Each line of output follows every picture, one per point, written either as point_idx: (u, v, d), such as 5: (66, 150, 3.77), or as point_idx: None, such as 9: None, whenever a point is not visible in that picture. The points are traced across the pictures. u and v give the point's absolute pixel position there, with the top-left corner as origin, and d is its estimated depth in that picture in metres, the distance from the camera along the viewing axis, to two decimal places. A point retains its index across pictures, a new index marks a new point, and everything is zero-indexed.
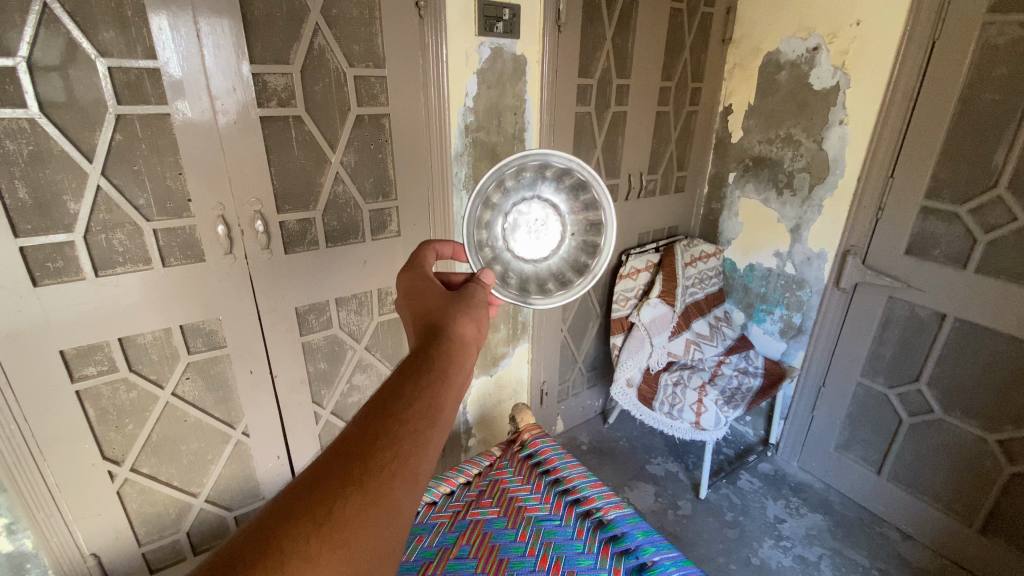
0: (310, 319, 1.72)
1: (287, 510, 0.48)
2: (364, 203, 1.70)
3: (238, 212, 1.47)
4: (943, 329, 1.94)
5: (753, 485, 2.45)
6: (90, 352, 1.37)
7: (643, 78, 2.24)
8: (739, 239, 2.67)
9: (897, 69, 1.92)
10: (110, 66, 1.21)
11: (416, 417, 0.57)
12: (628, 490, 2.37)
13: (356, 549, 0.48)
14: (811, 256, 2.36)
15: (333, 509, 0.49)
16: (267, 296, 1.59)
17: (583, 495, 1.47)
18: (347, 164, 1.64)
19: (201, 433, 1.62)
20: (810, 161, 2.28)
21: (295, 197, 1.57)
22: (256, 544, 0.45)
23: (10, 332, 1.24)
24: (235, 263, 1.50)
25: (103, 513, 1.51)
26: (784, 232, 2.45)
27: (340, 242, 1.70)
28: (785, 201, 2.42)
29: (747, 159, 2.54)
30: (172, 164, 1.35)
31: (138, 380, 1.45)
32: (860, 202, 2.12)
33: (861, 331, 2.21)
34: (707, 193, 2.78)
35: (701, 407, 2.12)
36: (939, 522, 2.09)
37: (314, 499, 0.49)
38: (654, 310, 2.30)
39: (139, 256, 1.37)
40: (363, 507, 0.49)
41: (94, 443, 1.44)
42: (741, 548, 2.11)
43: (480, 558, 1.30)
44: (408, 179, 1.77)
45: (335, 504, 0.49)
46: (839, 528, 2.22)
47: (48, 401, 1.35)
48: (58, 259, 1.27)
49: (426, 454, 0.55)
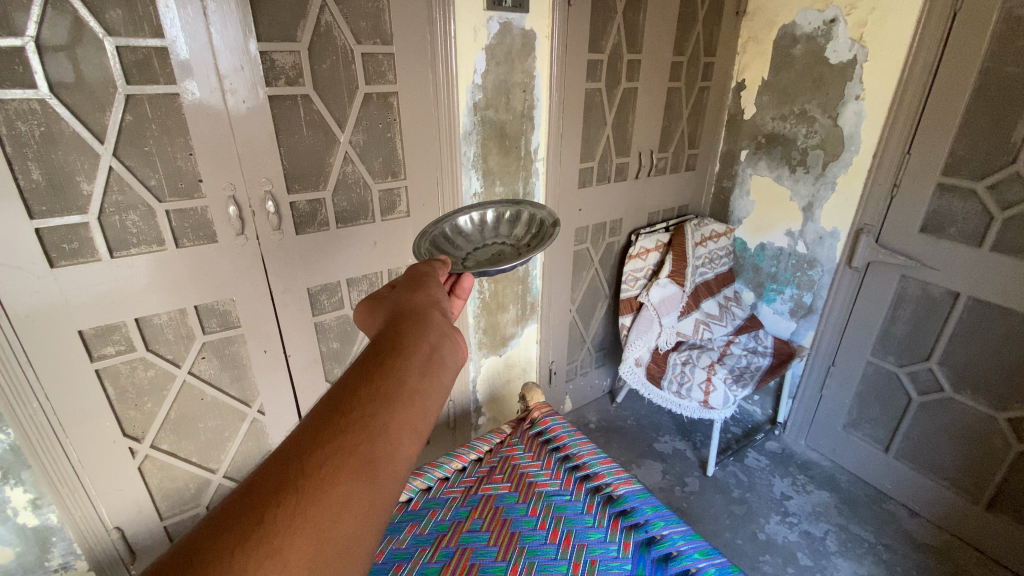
0: (322, 299, 1.74)
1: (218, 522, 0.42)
2: (373, 183, 1.70)
3: (249, 192, 1.47)
4: (956, 307, 1.93)
5: (760, 462, 2.47)
6: (109, 332, 1.40)
7: (654, 53, 2.20)
8: (751, 218, 2.65)
9: (917, 42, 1.86)
10: (118, 46, 1.21)
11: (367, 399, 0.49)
12: (637, 468, 2.41)
13: (294, 556, 0.41)
14: (823, 235, 2.33)
15: (263, 517, 0.42)
16: (279, 276, 1.61)
17: (593, 471, 1.49)
18: (356, 144, 1.63)
19: (218, 410, 1.65)
20: (824, 138, 2.24)
21: (305, 176, 1.56)
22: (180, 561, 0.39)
23: (30, 313, 1.27)
24: (247, 244, 1.51)
25: (125, 489, 1.55)
26: (796, 211, 2.42)
27: (351, 222, 1.70)
28: (798, 178, 2.38)
29: (760, 137, 2.50)
30: (182, 144, 1.35)
31: (156, 360, 1.48)
32: (874, 179, 2.09)
33: (872, 310, 2.19)
34: (719, 172, 2.74)
35: (710, 385, 2.13)
36: (945, 499, 2.10)
37: (241, 505, 0.43)
38: (664, 291, 2.30)
39: (153, 237, 1.38)
40: (295, 515, 0.43)
41: (115, 420, 1.48)
42: (748, 523, 2.14)
43: (492, 532, 1.33)
44: (418, 159, 1.77)
45: (261, 518, 0.42)
46: (845, 504, 2.24)
47: (68, 380, 1.38)
48: (73, 240, 1.29)
49: (376, 435, 0.47)
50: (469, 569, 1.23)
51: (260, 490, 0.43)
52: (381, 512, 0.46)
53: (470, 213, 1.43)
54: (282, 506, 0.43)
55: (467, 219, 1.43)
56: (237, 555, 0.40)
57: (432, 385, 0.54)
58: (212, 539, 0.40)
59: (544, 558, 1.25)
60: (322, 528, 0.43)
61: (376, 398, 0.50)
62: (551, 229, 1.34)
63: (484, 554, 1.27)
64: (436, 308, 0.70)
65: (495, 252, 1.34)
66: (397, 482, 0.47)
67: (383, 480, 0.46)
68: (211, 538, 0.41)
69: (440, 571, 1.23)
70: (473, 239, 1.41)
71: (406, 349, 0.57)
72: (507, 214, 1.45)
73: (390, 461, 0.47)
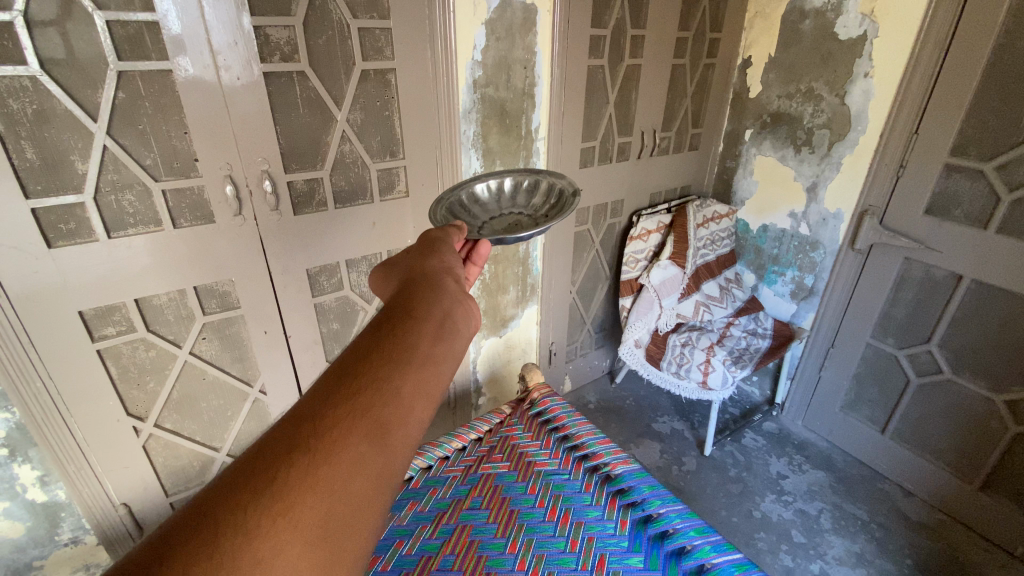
0: (322, 280, 1.73)
1: (231, 477, 0.41)
2: (371, 162, 1.68)
3: (245, 171, 1.45)
4: (958, 290, 1.92)
5: (757, 442, 2.50)
6: (109, 312, 1.40)
7: (659, 28, 2.14)
8: (754, 200, 2.62)
9: (929, 17, 1.81)
10: (108, 20, 1.18)
11: (381, 364, 0.50)
12: (634, 447, 2.43)
13: (307, 513, 0.41)
14: (827, 217, 2.31)
15: (276, 474, 0.41)
16: (278, 258, 1.60)
17: (592, 450, 1.51)
18: (353, 122, 1.60)
19: (220, 390, 1.66)
20: (830, 117, 2.20)
21: (302, 155, 1.54)
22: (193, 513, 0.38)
23: (30, 293, 1.27)
24: (245, 224, 1.50)
25: (130, 466, 1.57)
26: (800, 192, 2.39)
27: (349, 202, 1.69)
28: (802, 159, 2.35)
29: (765, 116, 2.46)
30: (177, 122, 1.33)
31: (156, 340, 1.49)
32: (881, 159, 2.06)
33: (874, 292, 2.19)
34: (722, 151, 2.70)
35: (709, 367, 2.14)
36: (940, 479, 2.13)
37: (254, 461, 0.42)
38: (665, 272, 2.29)
39: (150, 217, 1.37)
40: (308, 472, 0.42)
41: (118, 400, 1.49)
42: (743, 502, 2.17)
43: (491, 509, 1.36)
44: (416, 138, 1.74)
45: (274, 476, 0.41)
46: (840, 484, 2.27)
47: (70, 360, 1.38)
48: (70, 220, 1.28)
49: (390, 398, 0.48)
50: (469, 546, 1.26)
51: (273, 448, 0.43)
52: (393, 475, 0.47)
53: (487, 182, 1.41)
54: (294, 465, 0.42)
55: (484, 187, 1.42)
56: (249, 515, 0.39)
57: (443, 353, 0.55)
58: (228, 492, 0.40)
59: (542, 535, 1.27)
60: (337, 487, 0.43)
61: (388, 363, 0.51)
62: (569, 199, 1.32)
63: (483, 532, 1.29)
64: (445, 275, 0.72)
65: (510, 222, 1.33)
66: (408, 445, 0.48)
67: (396, 443, 0.47)
68: (225, 492, 0.40)
69: (440, 547, 1.26)
70: (489, 207, 1.40)
71: (416, 318, 0.58)
72: (524, 183, 1.44)
73: (404, 424, 0.48)
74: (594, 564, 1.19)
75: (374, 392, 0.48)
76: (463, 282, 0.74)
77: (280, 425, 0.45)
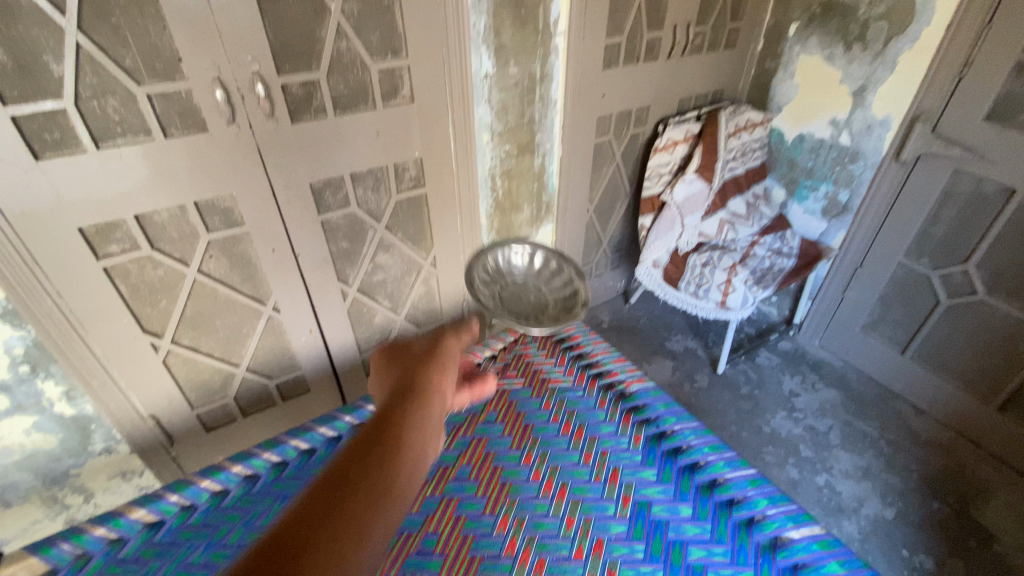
0: (327, 195, 1.64)
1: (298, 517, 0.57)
2: (372, 62, 1.52)
3: (235, 73, 1.32)
4: (1009, 207, 1.78)
5: (772, 361, 2.49)
6: (110, 230, 1.35)
7: None
8: (792, 106, 2.39)
9: None
10: None
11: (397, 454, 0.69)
12: (647, 365, 2.45)
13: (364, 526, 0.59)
14: (873, 124, 2.11)
15: (341, 513, 0.59)
16: (279, 171, 1.51)
17: (607, 369, 1.50)
18: (349, 14, 1.42)
19: (233, 308, 1.65)
20: (891, 6, 1.93)
21: (295, 54, 1.39)
22: (282, 540, 0.55)
23: (25, 210, 1.21)
24: (241, 134, 1.40)
25: (154, 381, 1.61)
26: (846, 96, 2.17)
27: (350, 109, 1.55)
28: (852, 57, 2.10)
29: (814, 5, 2.17)
30: (154, 15, 1.18)
31: (163, 258, 1.45)
32: (944, 56, 1.82)
33: (913, 209, 2.04)
34: (761, 50, 2.43)
35: (729, 287, 2.07)
36: (956, 399, 2.12)
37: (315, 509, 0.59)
38: (689, 188, 2.15)
39: (139, 126, 1.27)
40: (360, 512, 0.60)
41: (132, 318, 1.49)
42: (754, 418, 2.21)
43: (506, 425, 1.37)
44: (421, 33, 1.56)
45: (338, 513, 0.59)
46: (853, 402, 2.28)
47: (79, 278, 1.36)
48: (54, 130, 1.19)
49: (402, 464, 0.68)
50: (485, 459, 1.29)
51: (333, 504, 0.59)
52: (411, 487, 0.66)
53: (527, 251, 1.40)
54: (349, 505, 0.60)
55: (521, 257, 1.40)
56: (322, 536, 0.56)
57: (436, 439, 0.76)
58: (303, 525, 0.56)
59: (556, 449, 1.30)
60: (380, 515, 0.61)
61: (399, 446, 0.69)
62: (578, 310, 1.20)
63: (498, 446, 1.32)
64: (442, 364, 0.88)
65: (529, 306, 1.28)
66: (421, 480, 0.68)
67: (410, 488, 0.66)
68: (303, 520, 0.57)
69: (457, 460, 1.29)
70: (517, 279, 1.38)
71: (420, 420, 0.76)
72: (552, 263, 1.38)
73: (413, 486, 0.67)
74: (607, 477, 1.23)
75: (391, 465, 0.66)
76: (453, 345, 0.92)
77: (328, 485, 0.62)
